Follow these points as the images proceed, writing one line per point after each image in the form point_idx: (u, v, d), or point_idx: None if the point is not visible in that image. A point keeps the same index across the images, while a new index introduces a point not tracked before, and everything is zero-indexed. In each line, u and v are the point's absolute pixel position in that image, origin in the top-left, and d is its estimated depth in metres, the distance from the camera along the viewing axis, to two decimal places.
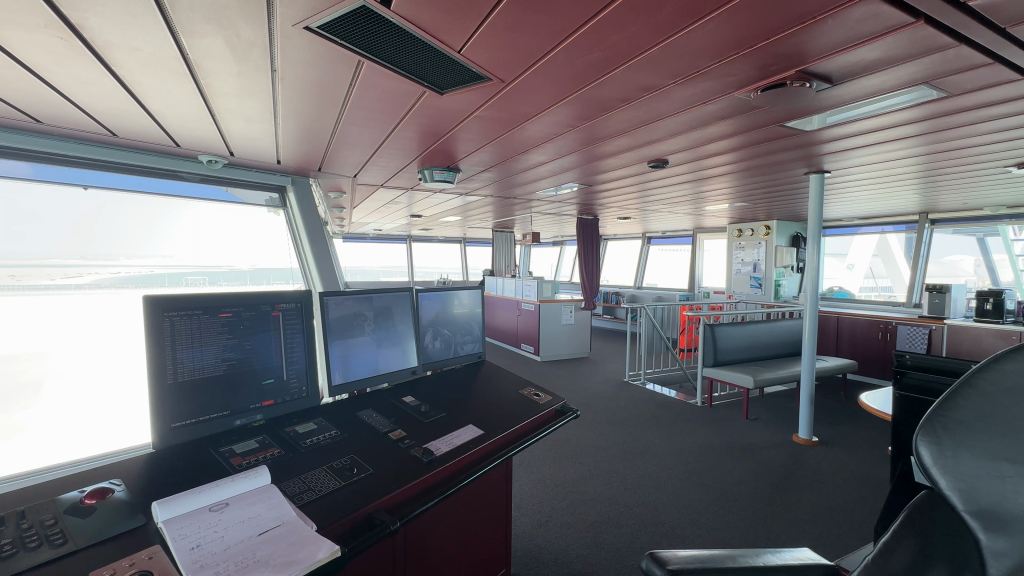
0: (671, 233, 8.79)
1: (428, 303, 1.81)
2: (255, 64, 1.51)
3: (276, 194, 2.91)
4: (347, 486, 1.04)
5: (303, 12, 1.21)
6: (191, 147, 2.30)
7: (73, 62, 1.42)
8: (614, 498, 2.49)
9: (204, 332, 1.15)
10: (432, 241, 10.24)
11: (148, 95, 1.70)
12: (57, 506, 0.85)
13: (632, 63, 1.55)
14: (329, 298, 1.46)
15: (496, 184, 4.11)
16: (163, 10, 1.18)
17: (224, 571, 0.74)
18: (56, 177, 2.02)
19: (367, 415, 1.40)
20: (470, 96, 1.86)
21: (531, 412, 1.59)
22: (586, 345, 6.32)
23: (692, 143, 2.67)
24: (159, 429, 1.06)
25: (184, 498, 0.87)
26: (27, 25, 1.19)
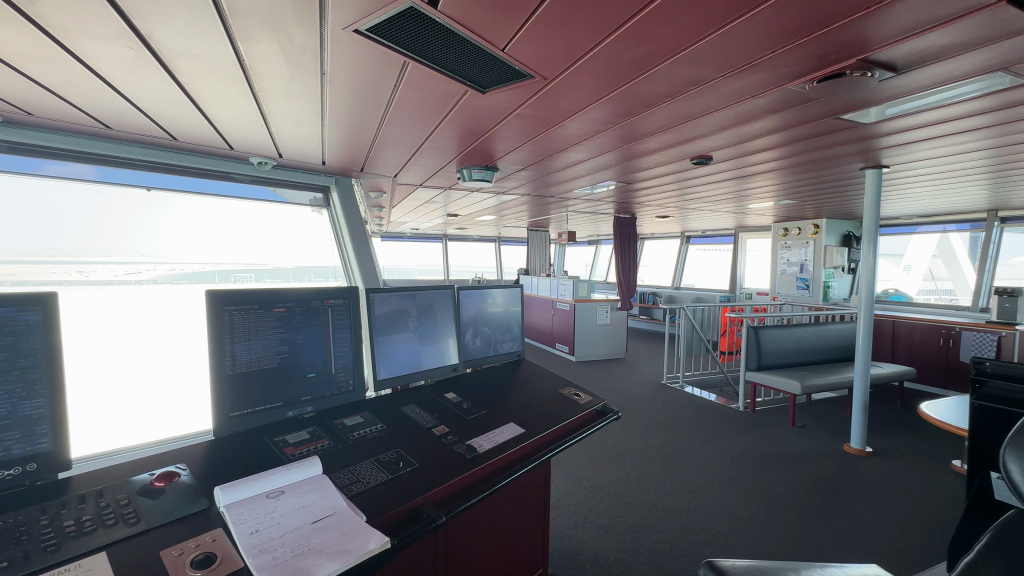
0: (712, 233, 8.56)
1: (468, 300, 1.82)
2: (306, 67, 1.56)
3: (320, 194, 3.00)
4: (395, 479, 1.06)
5: (354, 15, 1.24)
6: (243, 149, 2.40)
7: (141, 70, 1.51)
8: (652, 502, 2.44)
9: (261, 326, 1.19)
10: (467, 241, 10.35)
11: (207, 101, 1.78)
12: (130, 488, 0.90)
13: (679, 56, 1.51)
14: (375, 295, 1.50)
15: (533, 183, 4.11)
16: (223, 18, 1.23)
17: (282, 557, 0.77)
18: (121, 179, 2.19)
19: (411, 409, 1.42)
20: (512, 94, 1.87)
21: (571, 412, 1.57)
22: (623, 346, 6.22)
23: (738, 139, 2.58)
24: (219, 417, 1.11)
25: (244, 484, 0.91)
26: (102, 36, 1.28)
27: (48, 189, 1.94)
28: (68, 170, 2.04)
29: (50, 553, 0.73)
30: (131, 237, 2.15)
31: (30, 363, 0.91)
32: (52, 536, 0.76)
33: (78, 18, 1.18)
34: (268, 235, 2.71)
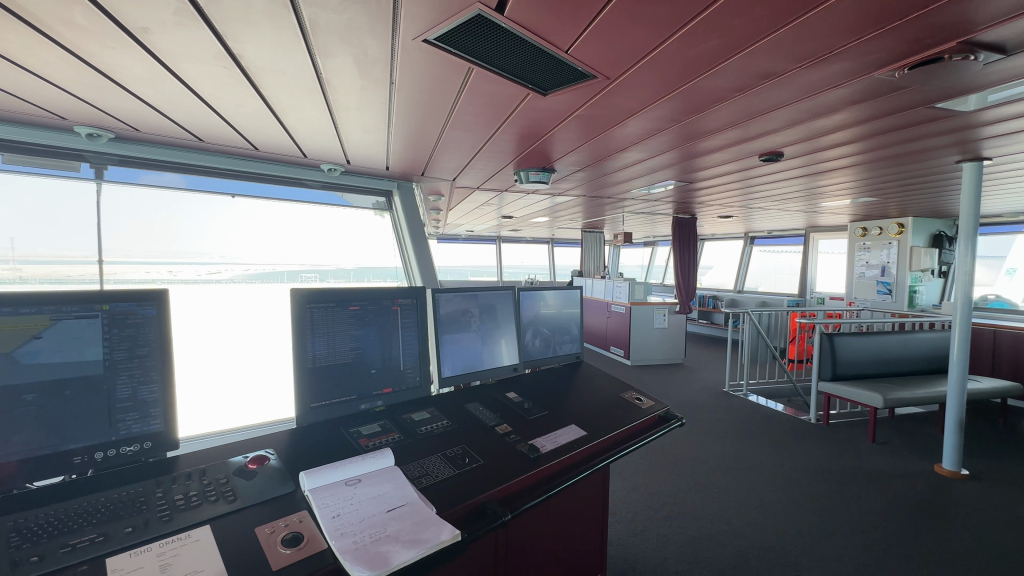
0: (778, 233, 8.09)
1: (529, 301, 1.85)
2: (377, 78, 1.64)
3: (383, 198, 3.14)
4: (462, 474, 1.09)
5: (424, 25, 1.29)
6: (315, 157, 2.56)
7: (232, 87, 1.65)
8: (716, 515, 2.34)
9: (339, 322, 1.27)
10: (520, 242, 10.39)
11: (285, 112, 1.92)
12: (228, 468, 0.99)
13: (752, 49, 1.44)
14: (440, 295, 1.55)
15: (589, 185, 4.07)
16: (305, 35, 1.32)
17: (361, 541, 0.81)
18: (205, 186, 2.39)
19: (475, 407, 1.46)
20: (572, 96, 1.86)
21: (633, 416, 1.54)
22: (681, 351, 6.01)
23: (813, 133, 2.42)
24: (301, 407, 1.19)
25: (326, 470, 0.97)
26: (201, 58, 1.42)
27: (149, 196, 2.18)
28: (161, 179, 2.26)
29: (165, 523, 0.81)
30: (214, 240, 2.37)
31: (147, 352, 1.03)
32: (166, 508, 0.84)
33: (182, 42, 1.31)
34: (335, 237, 2.86)
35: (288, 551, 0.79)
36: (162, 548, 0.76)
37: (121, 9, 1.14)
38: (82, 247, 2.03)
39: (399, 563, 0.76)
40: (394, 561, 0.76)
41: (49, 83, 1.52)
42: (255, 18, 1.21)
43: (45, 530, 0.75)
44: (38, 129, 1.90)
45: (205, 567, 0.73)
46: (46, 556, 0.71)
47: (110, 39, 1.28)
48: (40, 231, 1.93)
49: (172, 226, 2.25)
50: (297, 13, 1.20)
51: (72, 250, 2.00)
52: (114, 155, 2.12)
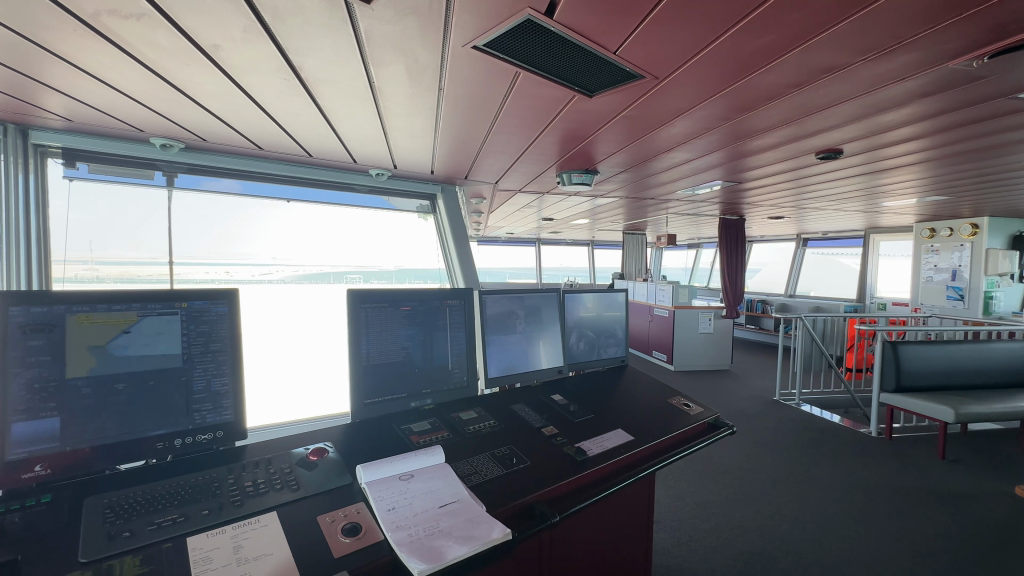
0: (834, 234, 7.67)
1: (573, 303, 1.84)
2: (426, 85, 1.69)
3: (427, 201, 3.19)
4: (510, 473, 1.10)
5: (473, 32, 1.32)
6: (365, 163, 2.65)
7: (292, 98, 1.74)
8: (767, 529, 2.25)
9: (391, 321, 1.32)
10: (560, 244, 10.35)
11: (339, 120, 2.00)
12: (291, 459, 1.05)
13: (812, 43, 1.38)
14: (486, 296, 1.58)
15: (632, 186, 4.01)
16: (361, 46, 1.38)
17: (416, 534, 0.84)
18: (258, 192, 2.53)
19: (521, 408, 1.47)
20: (619, 97, 1.84)
21: (681, 423, 1.50)
22: (728, 357, 5.79)
23: (876, 129, 2.28)
24: (356, 403, 1.24)
25: (382, 464, 1.00)
26: (265, 71, 1.51)
27: (213, 201, 2.35)
28: (220, 185, 2.40)
29: (237, 507, 0.87)
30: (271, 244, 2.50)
31: (220, 346, 1.10)
32: (237, 493, 0.90)
33: (249, 56, 1.40)
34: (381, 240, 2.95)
35: (347, 540, 0.83)
36: (235, 531, 0.81)
37: (196, 28, 1.23)
38: (152, 250, 2.19)
39: (453, 558, 0.78)
40: (447, 555, 0.78)
41: (131, 98, 1.66)
42: (315, 31, 1.27)
43: (135, 510, 0.82)
44: (119, 141, 2.07)
45: (274, 551, 0.78)
46: (136, 532, 0.78)
47: (185, 56, 1.38)
48: (116, 235, 2.16)
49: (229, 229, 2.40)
50: (355, 26, 1.26)
51: (142, 252, 2.17)
52: (183, 164, 2.27)
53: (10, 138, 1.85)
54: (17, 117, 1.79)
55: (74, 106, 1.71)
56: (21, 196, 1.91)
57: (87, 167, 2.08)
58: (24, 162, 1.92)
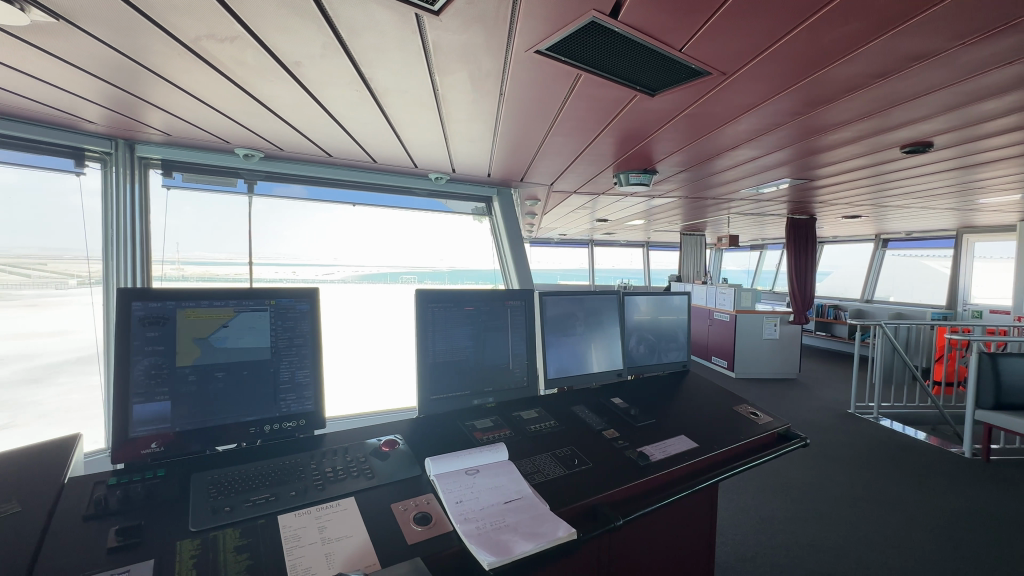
0: (920, 235, 7.03)
1: (633, 306, 1.82)
2: (488, 91, 1.73)
3: (483, 203, 3.23)
4: (572, 474, 1.10)
5: (536, 37, 1.33)
6: (426, 168, 2.73)
7: (361, 108, 1.84)
8: (842, 550, 2.10)
9: (456, 320, 1.37)
10: (613, 245, 10.16)
11: (403, 128, 2.09)
12: (365, 448, 1.11)
13: (902, 28, 1.28)
14: (546, 297, 1.60)
15: (692, 186, 3.88)
16: (428, 56, 1.43)
17: (483, 527, 0.86)
18: (323, 197, 2.69)
19: (580, 410, 1.47)
20: (682, 95, 1.80)
21: (748, 432, 1.43)
22: (795, 365, 5.46)
23: (974, 120, 2.07)
24: (423, 398, 1.30)
25: (449, 458, 1.05)
26: (340, 84, 1.61)
27: (284, 207, 2.56)
28: (289, 190, 2.58)
29: (320, 491, 0.94)
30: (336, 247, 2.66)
31: (303, 341, 1.19)
32: (320, 478, 0.97)
33: (326, 71, 1.50)
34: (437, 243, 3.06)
35: (419, 529, 0.87)
36: (319, 512, 0.88)
37: (280, 46, 1.33)
38: (229, 251, 2.44)
39: (521, 553, 0.80)
40: (515, 550, 0.80)
41: (222, 113, 1.82)
42: (386, 44, 1.34)
43: (233, 488, 0.91)
44: (208, 152, 2.27)
45: (353, 534, 0.83)
46: (235, 507, 0.86)
47: (269, 73, 1.50)
48: (202, 239, 2.38)
49: (301, 231, 2.63)
50: (423, 37, 1.31)
51: (220, 253, 2.41)
52: (262, 171, 2.45)
53: (120, 152, 2.10)
54: (125, 133, 2.01)
55: (172, 121, 1.90)
56: (129, 202, 2.14)
57: (181, 176, 2.28)
58: (132, 173, 2.15)
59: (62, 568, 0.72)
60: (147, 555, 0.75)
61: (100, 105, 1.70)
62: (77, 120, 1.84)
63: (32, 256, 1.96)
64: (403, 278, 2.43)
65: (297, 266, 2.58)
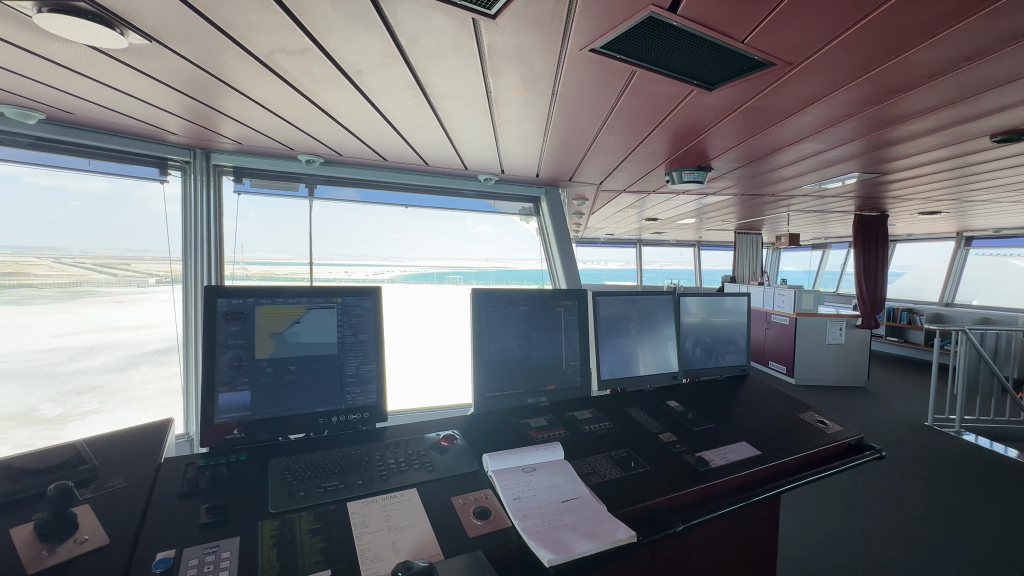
0: (1011, 232, 6.38)
1: (689, 307, 1.77)
2: (540, 91, 1.73)
3: (530, 203, 3.23)
4: (630, 476, 1.09)
5: (591, 36, 1.33)
6: (475, 170, 2.78)
7: (416, 112, 1.89)
8: (921, 572, 1.94)
9: (510, 319, 1.39)
10: (662, 245, 9.89)
11: (456, 131, 2.13)
12: (425, 442, 1.14)
13: (997, 7, 1.18)
14: (600, 298, 1.59)
15: (748, 183, 3.72)
16: (483, 60, 1.46)
17: (543, 525, 0.87)
18: (374, 199, 2.75)
19: (636, 412, 1.45)
20: (742, 88, 1.73)
21: (816, 441, 1.35)
22: (864, 373, 5.09)
23: None
24: (478, 395, 1.33)
25: (507, 455, 1.06)
26: (398, 90, 1.66)
27: (341, 209, 2.68)
28: (342, 194, 2.68)
29: (385, 481, 0.98)
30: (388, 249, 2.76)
31: (367, 338, 1.25)
32: (384, 469, 1.02)
33: (385, 78, 1.56)
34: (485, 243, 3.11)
35: (479, 522, 0.89)
36: (383, 501, 0.92)
37: (344, 56, 1.40)
38: (290, 251, 2.58)
39: (581, 552, 0.80)
40: (575, 549, 0.80)
41: (288, 121, 1.94)
42: (443, 49, 1.37)
43: (306, 474, 0.97)
44: (275, 159, 2.42)
45: (416, 524, 0.86)
46: (309, 493, 0.92)
47: (332, 82, 1.57)
48: (265, 241, 2.52)
49: (357, 233, 2.75)
50: (479, 41, 1.34)
51: (279, 253, 2.55)
52: (322, 176, 2.58)
53: (198, 161, 2.26)
54: (202, 143, 2.17)
55: (244, 130, 2.03)
56: (206, 207, 2.31)
57: (250, 182, 2.43)
58: (208, 180, 2.32)
59: (163, 540, 0.79)
60: (234, 532, 0.82)
61: (181, 117, 1.85)
62: (160, 132, 2.01)
63: (116, 258, 2.20)
64: (450, 279, 2.50)
65: (350, 266, 2.71)
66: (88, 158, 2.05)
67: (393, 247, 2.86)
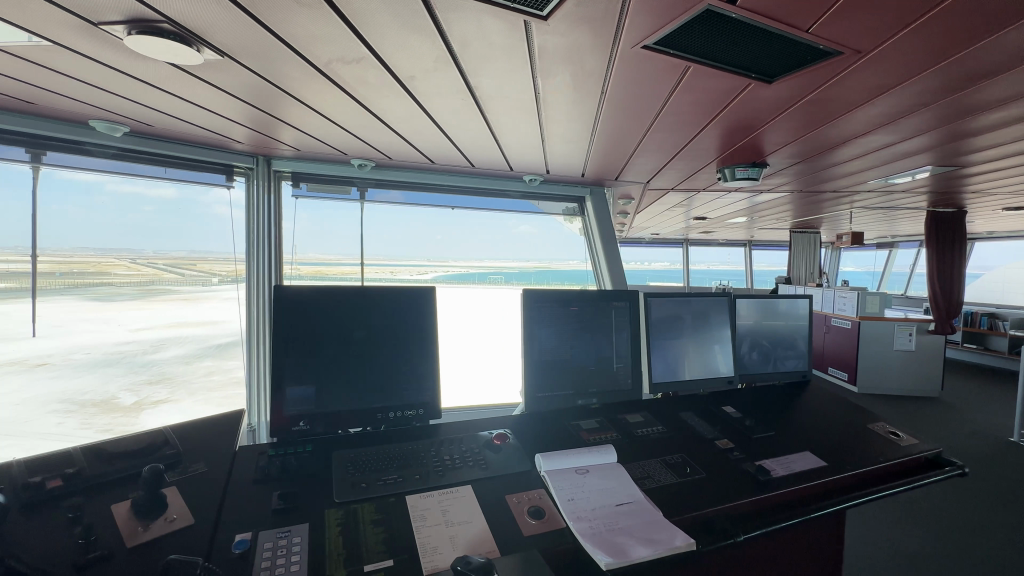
0: None
1: (744, 310, 1.71)
2: (589, 91, 1.72)
3: (574, 204, 3.20)
4: (686, 483, 1.06)
5: (643, 33, 1.30)
6: (521, 171, 2.78)
7: (464, 115, 1.92)
8: None
9: (560, 320, 1.39)
10: (710, 245, 9.54)
11: (503, 132, 2.14)
12: (478, 441, 1.16)
13: None
14: (651, 299, 1.56)
15: (807, 179, 3.53)
16: (533, 61, 1.46)
17: (597, 527, 0.86)
18: (420, 201, 2.82)
19: (690, 418, 1.41)
20: (803, 80, 1.64)
21: (889, 454, 1.27)
22: (938, 384, 4.69)
23: None
24: (528, 395, 1.33)
25: (559, 456, 1.07)
26: (448, 93, 1.69)
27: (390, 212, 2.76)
28: (387, 196, 2.73)
29: (441, 477, 1.00)
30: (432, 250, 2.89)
31: (421, 336, 1.28)
32: (440, 466, 1.04)
33: (437, 82, 1.59)
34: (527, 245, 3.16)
35: (534, 522, 0.89)
36: (440, 497, 0.94)
37: (398, 63, 1.44)
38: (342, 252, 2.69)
39: (639, 558, 0.78)
40: (632, 554, 0.79)
41: (343, 127, 2.02)
42: (494, 52, 1.39)
43: (367, 468, 1.01)
44: (330, 164, 2.53)
45: (472, 520, 0.88)
46: (370, 485, 0.96)
47: (386, 88, 1.63)
48: (321, 242, 2.65)
49: (404, 234, 2.84)
50: (530, 42, 1.34)
51: (330, 253, 2.66)
52: (373, 180, 2.67)
53: (260, 167, 2.42)
54: (263, 150, 2.30)
55: (301, 137, 2.13)
56: (268, 211, 2.46)
57: (306, 187, 2.56)
58: (269, 185, 2.46)
59: (240, 523, 0.85)
60: (303, 519, 0.86)
61: (245, 126, 1.97)
62: (226, 140, 2.15)
63: (184, 259, 2.33)
64: (491, 278, 2.51)
65: (395, 266, 2.78)
66: (165, 166, 2.23)
67: (434, 247, 2.92)
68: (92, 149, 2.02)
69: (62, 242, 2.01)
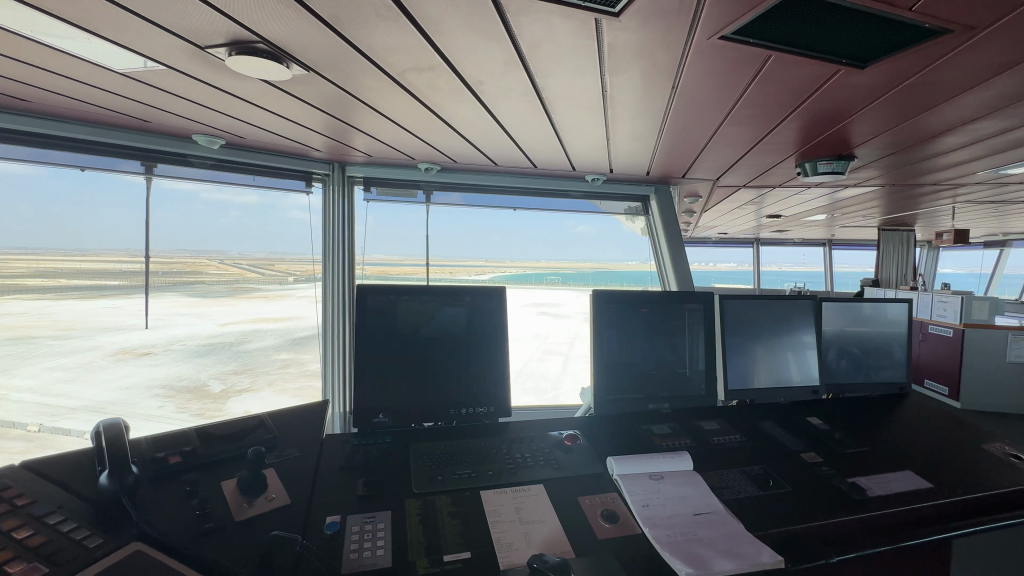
0: None
1: (831, 314, 1.59)
2: (659, 86, 1.66)
3: (638, 203, 3.10)
4: (768, 496, 1.00)
5: (721, 24, 1.25)
6: (584, 170, 2.75)
7: (529, 117, 1.93)
8: None
9: (631, 321, 1.36)
10: (784, 244, 8.92)
11: (567, 132, 2.13)
12: (548, 441, 1.16)
13: None
14: (727, 301, 1.49)
15: (902, 172, 3.21)
16: (601, 59, 1.44)
17: (674, 536, 0.84)
18: (478, 202, 2.87)
19: (772, 427, 1.33)
20: (902, 64, 1.50)
21: (1011, 479, 1.12)
22: None
23: None
24: (598, 397, 1.32)
25: (633, 460, 1.06)
26: (514, 96, 1.71)
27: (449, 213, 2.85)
28: (448, 198, 2.80)
29: (514, 474, 1.02)
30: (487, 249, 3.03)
31: (491, 335, 1.31)
32: (512, 464, 1.06)
33: (504, 85, 1.61)
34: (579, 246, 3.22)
35: (608, 525, 0.88)
36: (513, 494, 0.95)
37: (467, 67, 1.47)
38: (408, 254, 2.79)
39: (721, 571, 0.75)
40: (713, 567, 0.76)
41: (412, 133, 2.10)
42: (562, 52, 1.38)
43: (442, 462, 1.05)
44: (399, 169, 2.62)
45: (546, 519, 0.88)
46: (446, 478, 0.99)
47: (455, 93, 1.67)
48: (387, 243, 2.76)
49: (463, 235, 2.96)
50: (599, 40, 1.32)
51: (397, 255, 2.77)
52: (438, 183, 2.74)
53: (335, 173, 2.56)
54: (338, 156, 2.44)
55: (373, 143, 2.24)
56: (342, 215, 2.61)
57: (376, 191, 2.65)
58: (343, 190, 2.61)
59: (330, 506, 0.92)
60: (386, 506, 0.91)
61: (323, 134, 2.09)
62: (306, 149, 2.30)
63: (265, 259, 2.53)
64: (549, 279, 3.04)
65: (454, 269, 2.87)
66: (253, 175, 2.41)
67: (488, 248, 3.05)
68: (194, 160, 2.22)
69: (163, 243, 2.25)
